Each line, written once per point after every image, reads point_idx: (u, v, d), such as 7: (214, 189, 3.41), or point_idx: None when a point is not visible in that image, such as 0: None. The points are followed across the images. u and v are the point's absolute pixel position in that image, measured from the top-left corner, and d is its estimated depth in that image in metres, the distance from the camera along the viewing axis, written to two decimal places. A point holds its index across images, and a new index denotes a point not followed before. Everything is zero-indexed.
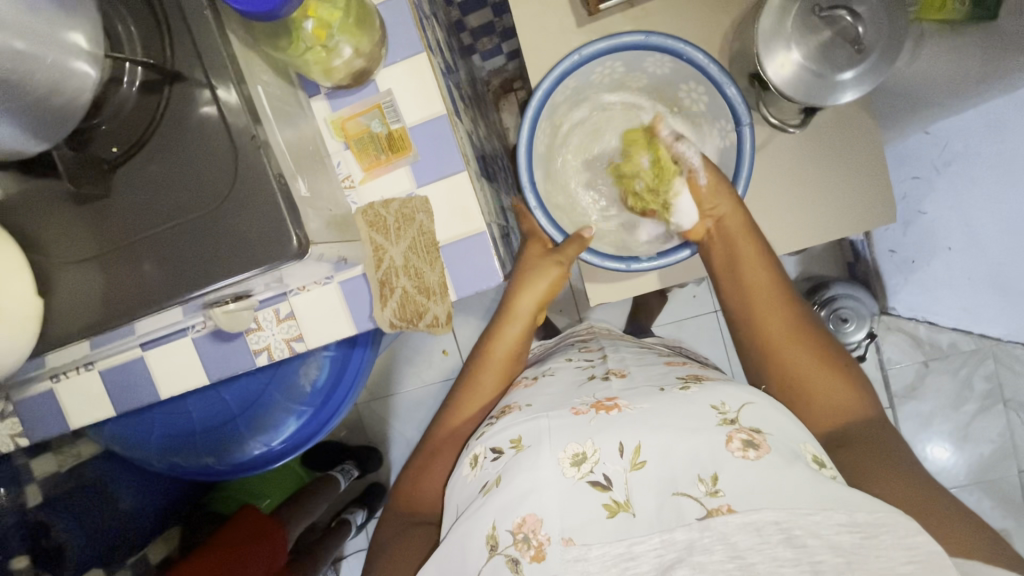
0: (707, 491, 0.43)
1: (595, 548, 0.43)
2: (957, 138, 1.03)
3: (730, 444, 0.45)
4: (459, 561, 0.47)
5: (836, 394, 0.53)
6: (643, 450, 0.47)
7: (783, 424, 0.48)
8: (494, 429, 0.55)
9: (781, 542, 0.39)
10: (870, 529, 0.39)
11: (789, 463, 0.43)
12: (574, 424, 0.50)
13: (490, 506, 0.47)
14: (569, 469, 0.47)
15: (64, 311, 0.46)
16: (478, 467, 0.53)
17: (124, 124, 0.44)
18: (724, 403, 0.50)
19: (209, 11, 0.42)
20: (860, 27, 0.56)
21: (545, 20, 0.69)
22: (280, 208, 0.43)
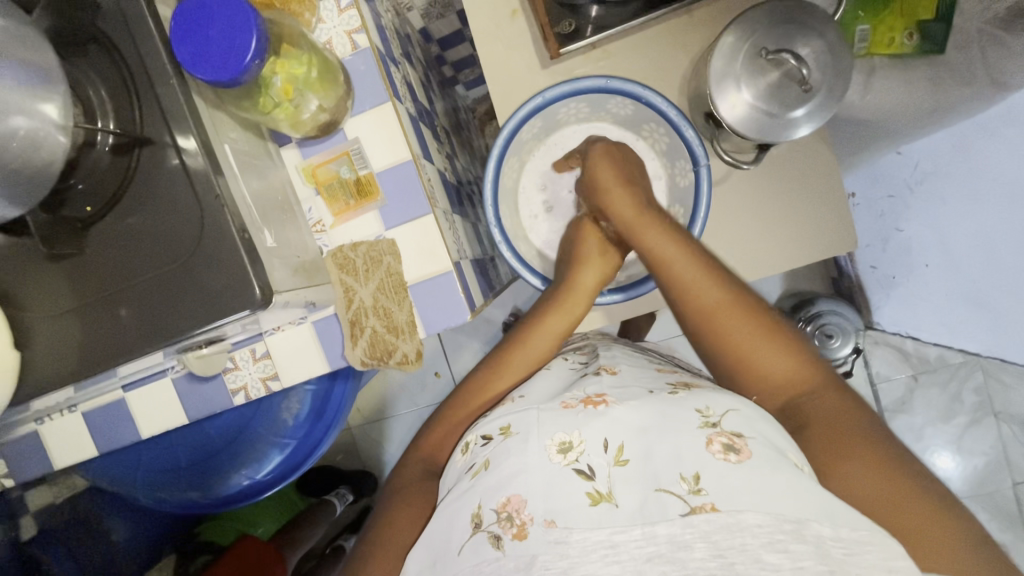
0: (690, 489, 0.44)
1: (577, 533, 0.44)
2: (927, 158, 1.05)
3: (711, 447, 0.47)
4: (445, 535, 0.50)
5: (774, 363, 0.56)
6: (627, 449, 0.49)
7: (767, 430, 0.49)
8: (488, 418, 0.59)
9: (764, 546, 0.41)
10: (853, 547, 0.40)
11: (769, 467, 0.44)
12: (563, 417, 0.53)
13: (478, 487, 0.50)
14: (554, 456, 0.49)
15: (41, 361, 0.48)
16: (469, 452, 0.57)
17: (97, 184, 0.46)
18: (709, 407, 0.51)
19: (174, 78, 0.44)
20: (804, 70, 0.58)
21: (512, 61, 0.72)
22: (241, 260, 0.45)
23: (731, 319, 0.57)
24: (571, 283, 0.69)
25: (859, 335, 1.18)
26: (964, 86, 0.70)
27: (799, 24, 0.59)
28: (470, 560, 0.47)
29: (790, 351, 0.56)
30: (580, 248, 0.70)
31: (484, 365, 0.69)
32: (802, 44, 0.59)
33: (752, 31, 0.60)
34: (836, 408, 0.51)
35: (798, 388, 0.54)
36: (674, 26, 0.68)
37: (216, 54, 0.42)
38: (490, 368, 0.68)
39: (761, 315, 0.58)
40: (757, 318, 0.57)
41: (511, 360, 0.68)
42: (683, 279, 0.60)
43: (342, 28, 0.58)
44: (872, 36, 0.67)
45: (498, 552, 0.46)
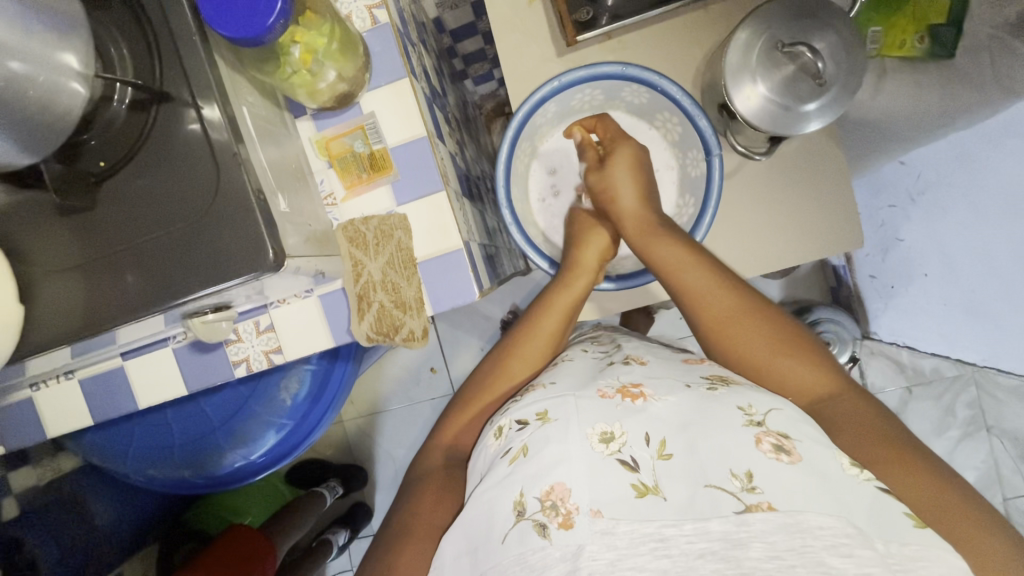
0: (744, 487, 0.44)
1: (623, 525, 0.44)
2: (930, 168, 1.04)
3: (760, 445, 0.46)
4: (485, 523, 0.50)
5: (793, 371, 0.56)
6: (669, 443, 0.48)
7: (811, 432, 0.49)
8: (519, 404, 0.59)
9: (827, 549, 0.40)
10: (907, 563, 0.40)
11: (817, 474, 0.44)
12: (602, 407, 0.53)
13: (520, 474, 0.50)
14: (597, 445, 0.49)
15: (47, 317, 0.47)
16: (502, 437, 0.56)
17: (112, 139, 0.46)
18: (752, 405, 0.51)
19: (196, 35, 0.44)
20: (820, 64, 0.58)
21: (528, 48, 0.72)
22: (257, 222, 0.44)
23: (737, 327, 0.59)
24: (577, 263, 0.69)
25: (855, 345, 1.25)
26: (974, 90, 0.69)
27: (815, 19, 0.60)
28: (516, 547, 0.47)
29: (809, 358, 0.57)
30: (583, 232, 0.72)
31: (500, 351, 0.68)
32: (818, 38, 0.60)
33: (769, 24, 0.61)
34: (856, 411, 0.52)
35: (817, 397, 0.55)
36: (690, 20, 0.69)
37: (242, 12, 0.42)
38: (508, 353, 0.67)
39: (775, 323, 0.59)
40: (771, 326, 0.59)
41: (531, 336, 0.68)
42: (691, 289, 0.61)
43: (363, 3, 0.58)
44: (884, 40, 0.69)
45: (544, 540, 0.46)
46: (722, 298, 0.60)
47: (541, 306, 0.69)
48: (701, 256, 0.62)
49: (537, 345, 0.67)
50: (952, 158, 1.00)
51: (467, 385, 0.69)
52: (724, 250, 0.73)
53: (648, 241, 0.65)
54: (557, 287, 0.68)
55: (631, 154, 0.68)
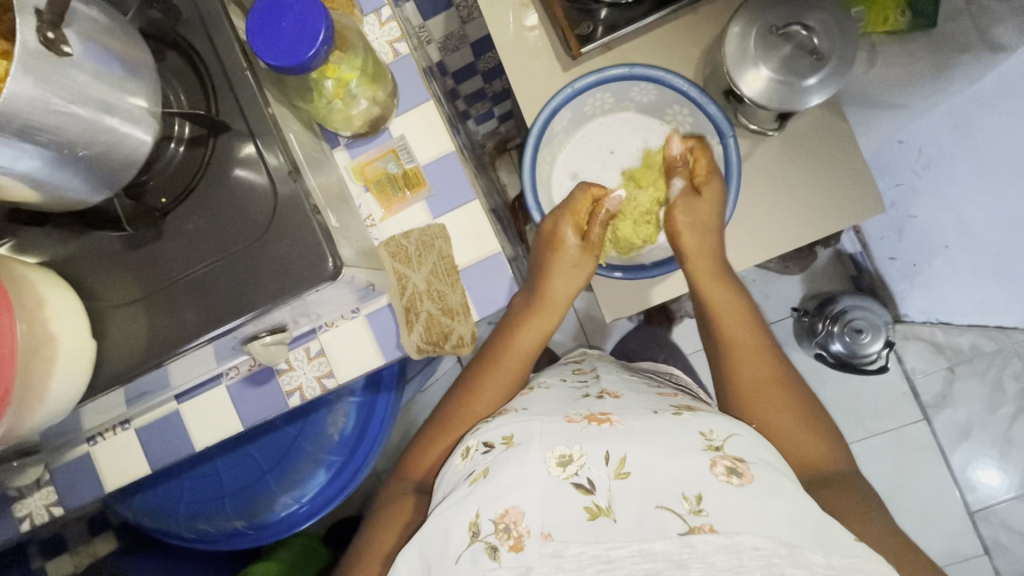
0: (691, 509, 0.45)
1: (573, 547, 0.45)
2: (929, 141, 1.07)
3: (714, 468, 0.47)
4: (441, 544, 0.48)
5: (810, 443, 0.58)
6: (628, 462, 0.49)
7: (765, 456, 0.50)
8: (489, 425, 0.57)
9: (762, 570, 0.42)
10: (849, 572, 0.42)
11: (771, 495, 0.45)
12: (566, 430, 0.53)
13: (475, 495, 0.48)
14: (554, 469, 0.49)
15: (116, 352, 0.48)
16: (468, 459, 0.54)
17: (172, 177, 0.49)
18: (712, 430, 0.52)
19: (247, 70, 0.48)
20: (815, 39, 0.63)
21: (535, 68, 0.77)
22: (316, 237, 0.47)
23: (770, 390, 0.60)
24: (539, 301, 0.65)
25: (888, 330, 1.17)
26: (962, 51, 0.74)
27: (803, 1, 0.64)
28: (467, 570, 0.46)
29: (823, 436, 0.59)
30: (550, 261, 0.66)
31: (461, 388, 0.67)
32: (810, 16, 0.64)
33: (760, 12, 0.65)
34: (851, 490, 0.55)
35: (817, 466, 0.57)
36: (683, 22, 0.73)
37: (289, 42, 0.45)
38: (465, 393, 0.65)
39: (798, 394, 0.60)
40: (796, 399, 0.60)
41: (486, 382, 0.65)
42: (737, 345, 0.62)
43: (385, 39, 0.63)
44: (869, 17, 0.73)
45: (495, 563, 0.45)
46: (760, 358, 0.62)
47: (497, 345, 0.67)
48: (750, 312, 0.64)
49: (507, 368, 0.66)
50: (948, 130, 1.04)
51: (449, 398, 0.68)
52: (751, 231, 0.74)
53: (705, 286, 0.65)
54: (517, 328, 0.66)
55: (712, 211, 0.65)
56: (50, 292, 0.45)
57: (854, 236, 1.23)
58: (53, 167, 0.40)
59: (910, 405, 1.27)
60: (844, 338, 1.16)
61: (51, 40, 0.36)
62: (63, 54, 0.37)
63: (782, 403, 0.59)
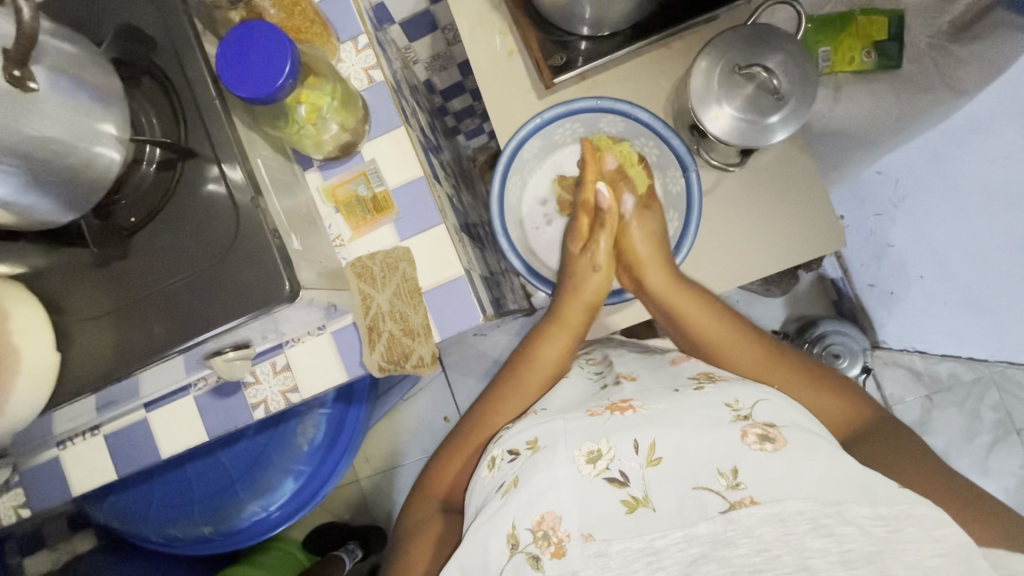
0: (729, 484, 0.47)
1: (616, 544, 0.47)
2: (905, 173, 1.11)
3: (747, 438, 0.50)
4: (482, 561, 0.52)
5: (827, 408, 0.64)
6: (658, 447, 0.51)
7: (793, 417, 0.54)
8: (511, 434, 0.63)
9: (809, 533, 0.43)
10: (896, 522, 0.43)
11: (806, 454, 0.48)
12: (589, 426, 0.56)
13: (511, 506, 0.52)
14: (585, 466, 0.52)
15: (81, 364, 0.50)
16: (496, 468, 0.59)
17: (142, 198, 0.51)
18: (738, 401, 0.56)
19: (217, 99, 0.50)
20: (775, 81, 0.65)
21: (512, 94, 0.79)
22: (275, 260, 0.48)
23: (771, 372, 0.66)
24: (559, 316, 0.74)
25: (866, 356, 1.18)
26: (923, 92, 0.76)
27: (765, 41, 0.66)
28: None
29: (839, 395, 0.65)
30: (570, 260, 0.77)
31: (485, 404, 0.72)
32: (769, 58, 0.66)
33: (724, 50, 0.67)
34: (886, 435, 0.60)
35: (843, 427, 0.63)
36: (654, 56, 0.76)
37: (256, 74, 0.47)
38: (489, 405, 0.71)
39: (799, 366, 0.66)
40: (800, 370, 0.66)
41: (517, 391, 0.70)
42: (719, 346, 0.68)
43: (360, 66, 0.65)
44: (835, 56, 0.75)
45: (538, 572, 0.49)
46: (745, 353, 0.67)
47: (524, 358, 0.74)
48: (718, 311, 0.70)
49: (541, 373, 0.71)
50: (924, 162, 1.10)
51: (472, 413, 0.73)
52: (715, 260, 0.76)
53: (671, 297, 0.71)
54: (541, 340, 0.74)
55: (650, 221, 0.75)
56: (15, 305, 0.47)
57: (836, 262, 1.19)
58: (20, 192, 0.41)
59: None
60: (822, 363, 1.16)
61: (17, 77, 0.38)
62: (29, 90, 0.39)
63: (791, 377, 0.66)
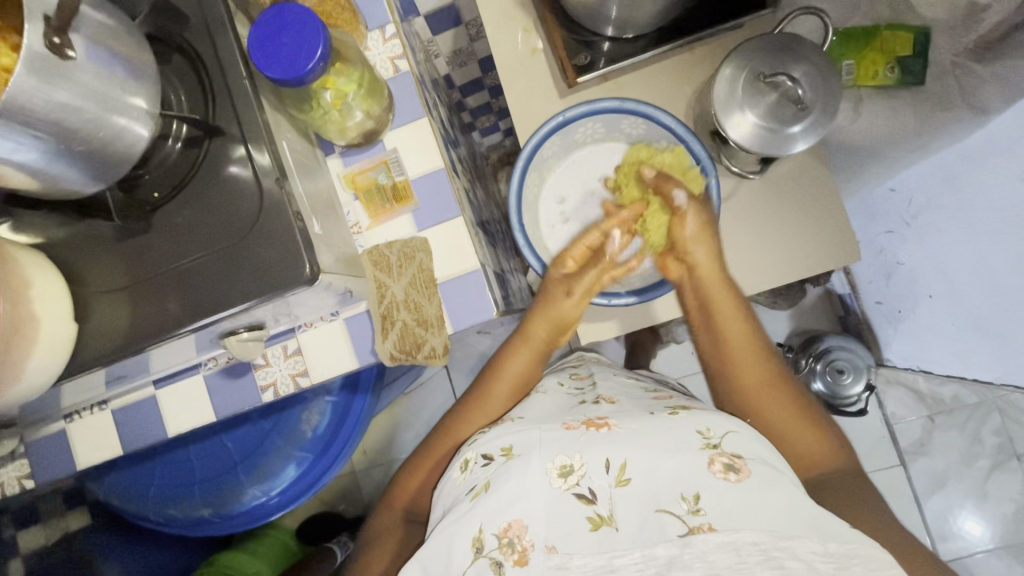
0: (689, 509, 0.48)
1: (577, 559, 0.48)
2: (919, 191, 1.10)
3: (713, 465, 0.51)
4: (444, 564, 0.51)
5: (813, 448, 0.61)
6: (628, 469, 0.52)
7: (763, 451, 0.54)
8: (484, 438, 0.62)
9: (759, 564, 0.44)
10: (844, 561, 0.44)
11: (766, 487, 0.49)
12: (565, 440, 0.56)
13: (478, 510, 0.52)
14: (556, 480, 0.52)
15: (96, 336, 0.50)
16: (468, 471, 0.58)
17: (166, 174, 0.51)
18: (710, 429, 0.56)
19: (247, 79, 0.50)
20: (799, 90, 0.64)
21: (533, 91, 0.79)
22: (297, 244, 0.49)
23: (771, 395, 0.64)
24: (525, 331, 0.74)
25: (870, 374, 1.18)
26: (944, 108, 0.75)
27: (793, 50, 0.66)
28: None
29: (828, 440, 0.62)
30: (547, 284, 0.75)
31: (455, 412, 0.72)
32: (795, 67, 0.66)
33: (750, 59, 0.67)
34: (855, 488, 0.58)
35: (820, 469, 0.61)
36: (678, 60, 0.76)
37: (286, 58, 0.48)
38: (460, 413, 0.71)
39: (799, 397, 0.65)
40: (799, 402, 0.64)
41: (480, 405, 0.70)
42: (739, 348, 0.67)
43: (386, 54, 0.65)
44: (858, 70, 0.75)
45: None
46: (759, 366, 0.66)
47: (491, 371, 0.74)
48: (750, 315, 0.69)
49: (505, 386, 0.71)
50: (937, 181, 1.09)
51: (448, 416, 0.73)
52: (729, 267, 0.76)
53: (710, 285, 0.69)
54: (508, 352, 0.74)
55: (700, 220, 0.69)
56: (36, 274, 0.48)
57: (843, 278, 1.21)
58: (49, 159, 0.42)
59: (888, 449, 1.23)
60: (825, 377, 1.17)
61: (55, 44, 0.38)
62: (66, 57, 0.39)
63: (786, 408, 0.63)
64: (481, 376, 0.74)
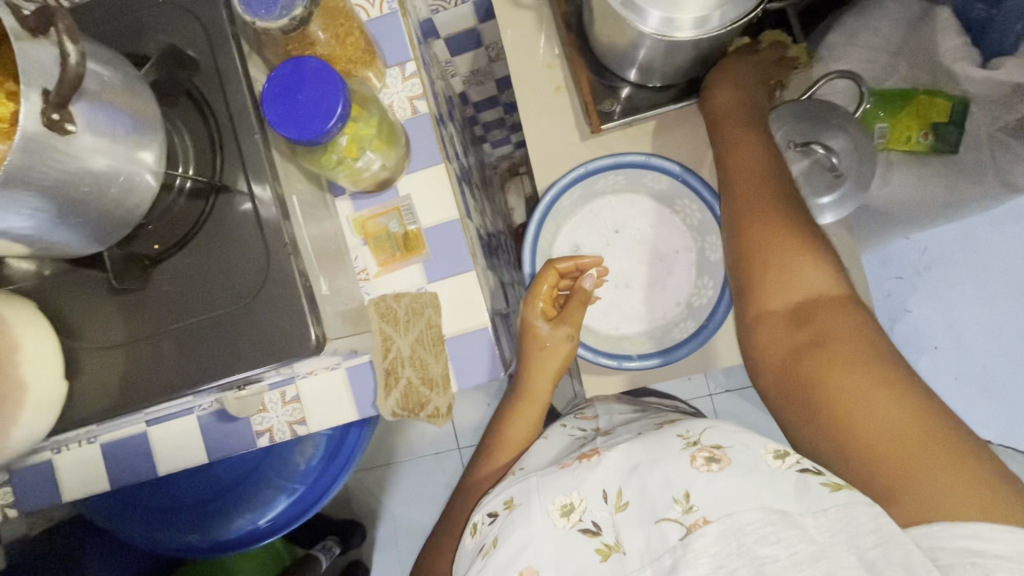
0: (684, 510, 0.44)
1: None
2: (936, 244, 1.07)
3: (694, 462, 0.47)
4: None
5: (809, 281, 0.53)
6: (625, 492, 0.49)
7: (745, 433, 0.49)
8: (490, 497, 0.58)
9: (758, 541, 0.41)
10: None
11: (750, 472, 0.44)
12: (561, 477, 0.53)
13: (489, 568, 0.48)
14: (559, 520, 0.49)
15: (90, 392, 0.48)
16: (478, 533, 0.55)
17: (167, 226, 0.48)
18: (689, 430, 0.52)
19: (259, 135, 0.47)
20: (834, 158, 0.61)
21: (555, 131, 0.76)
22: (302, 309, 0.46)
23: (773, 244, 0.55)
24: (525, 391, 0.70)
25: None
26: (975, 181, 0.74)
27: (825, 118, 0.63)
28: None
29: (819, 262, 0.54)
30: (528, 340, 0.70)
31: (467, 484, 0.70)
32: (831, 137, 0.63)
33: (779, 124, 0.64)
34: (853, 330, 0.49)
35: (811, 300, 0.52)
36: None
37: (303, 116, 0.45)
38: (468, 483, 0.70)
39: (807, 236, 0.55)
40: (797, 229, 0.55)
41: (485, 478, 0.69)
42: (745, 188, 0.58)
43: (405, 94, 0.62)
44: (890, 134, 0.72)
45: None
46: (819, 271, 0.53)
47: (493, 437, 0.71)
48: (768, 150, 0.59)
49: (508, 452, 0.68)
50: (954, 239, 1.06)
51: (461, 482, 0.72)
52: None
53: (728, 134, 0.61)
54: (509, 417, 0.71)
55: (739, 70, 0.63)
56: (27, 335, 0.46)
57: None
58: (46, 228, 0.39)
59: None
60: None
61: (54, 120, 0.35)
62: (65, 131, 0.35)
63: (787, 236, 0.55)
64: (486, 443, 0.72)
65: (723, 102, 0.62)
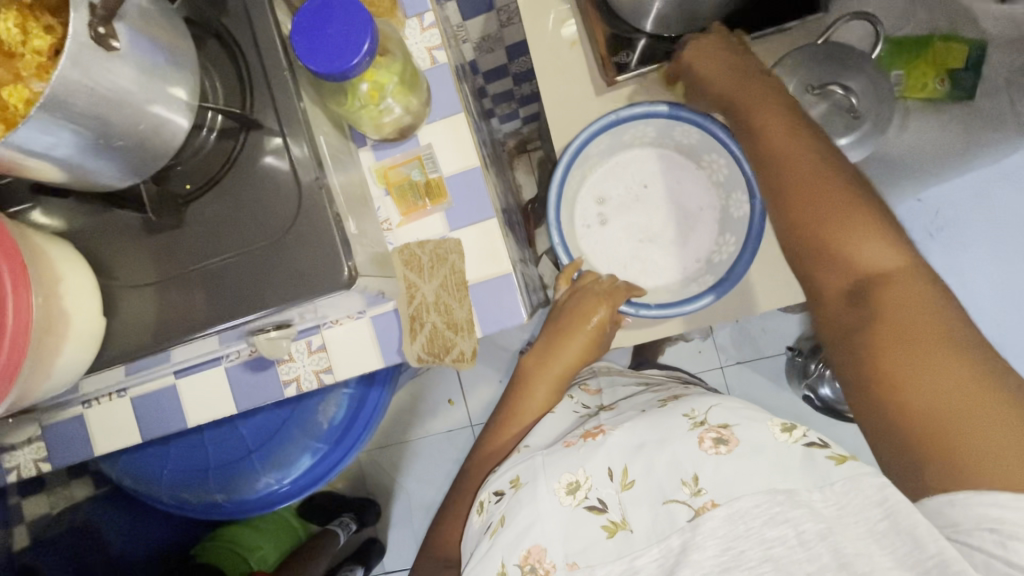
0: (692, 492, 0.47)
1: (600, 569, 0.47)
2: (948, 205, 1.04)
3: (702, 443, 0.49)
4: None
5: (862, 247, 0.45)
6: (630, 471, 0.51)
7: (747, 414, 0.52)
8: (495, 476, 0.60)
9: (764, 524, 0.43)
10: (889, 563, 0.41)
11: (758, 453, 0.47)
12: (567, 456, 0.55)
13: (497, 545, 0.50)
14: (565, 498, 0.51)
15: (125, 332, 0.49)
16: (484, 511, 0.57)
17: (198, 167, 0.49)
18: (694, 410, 0.54)
19: (287, 71, 0.48)
20: (853, 99, 0.62)
21: (570, 87, 0.77)
22: (333, 245, 0.47)
23: (822, 209, 0.47)
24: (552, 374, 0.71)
25: None
26: None
27: (842, 62, 0.64)
28: None
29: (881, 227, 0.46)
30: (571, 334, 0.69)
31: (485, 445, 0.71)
32: (851, 79, 0.63)
33: (796, 70, 0.64)
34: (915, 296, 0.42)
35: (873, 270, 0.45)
36: None
37: (332, 48, 0.45)
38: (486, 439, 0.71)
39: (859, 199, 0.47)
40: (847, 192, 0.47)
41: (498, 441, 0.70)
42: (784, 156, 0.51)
43: (424, 44, 0.63)
44: (907, 81, 0.73)
45: None
46: (876, 238, 0.45)
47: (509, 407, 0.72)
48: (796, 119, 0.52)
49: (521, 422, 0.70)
50: (968, 197, 1.02)
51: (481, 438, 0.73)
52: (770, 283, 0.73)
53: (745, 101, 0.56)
54: (529, 391, 0.71)
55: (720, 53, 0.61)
56: (68, 270, 0.47)
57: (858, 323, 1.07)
58: (87, 154, 0.40)
59: None
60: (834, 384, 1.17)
61: (100, 35, 0.36)
62: (111, 48, 0.36)
63: (836, 201, 0.47)
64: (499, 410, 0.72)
65: (714, 73, 0.61)
